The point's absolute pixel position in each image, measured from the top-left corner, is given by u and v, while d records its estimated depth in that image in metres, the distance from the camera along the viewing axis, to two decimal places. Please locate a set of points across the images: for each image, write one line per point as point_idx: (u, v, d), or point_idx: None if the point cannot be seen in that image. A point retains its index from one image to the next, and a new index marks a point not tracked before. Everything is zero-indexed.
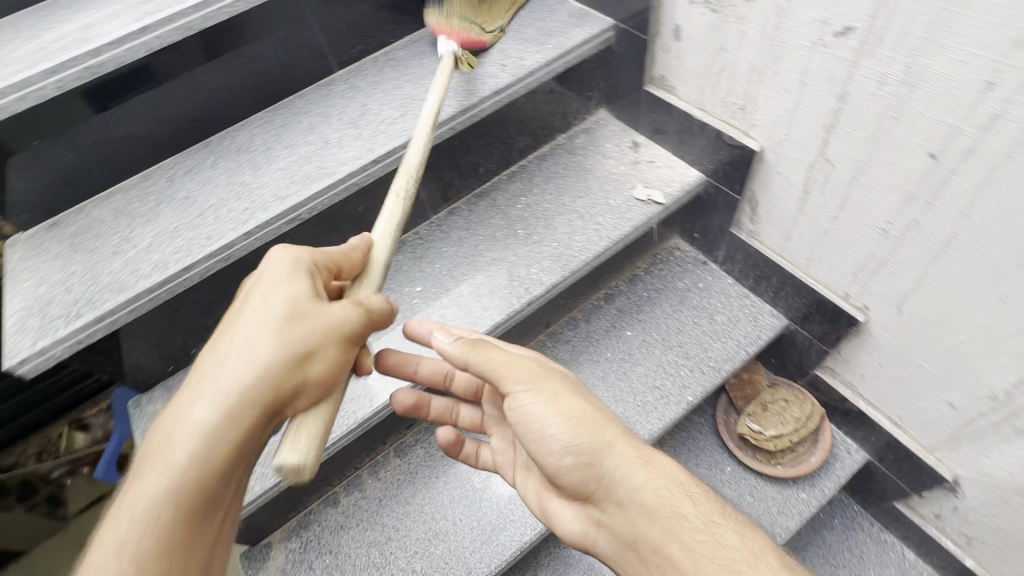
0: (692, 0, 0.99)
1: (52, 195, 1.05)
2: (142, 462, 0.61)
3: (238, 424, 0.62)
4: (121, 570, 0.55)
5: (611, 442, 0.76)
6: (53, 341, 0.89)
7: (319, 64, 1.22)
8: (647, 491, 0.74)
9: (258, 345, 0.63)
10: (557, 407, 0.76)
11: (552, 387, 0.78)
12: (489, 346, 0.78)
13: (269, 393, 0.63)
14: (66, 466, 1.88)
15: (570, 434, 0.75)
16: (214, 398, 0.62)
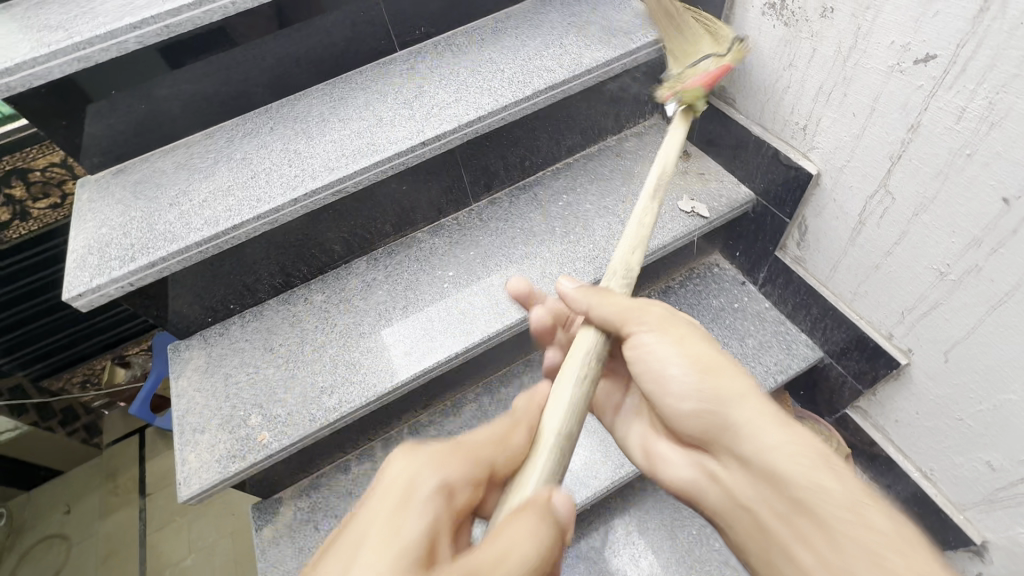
0: (765, 12, 0.95)
1: (122, 143, 1.13)
2: None
3: None
4: None
5: (738, 395, 0.65)
6: (108, 281, 0.94)
7: (381, 42, 1.24)
8: (777, 450, 0.61)
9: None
10: (682, 349, 0.69)
11: (676, 332, 0.71)
12: (630, 313, 0.72)
13: None
14: (105, 399, 2.22)
15: (693, 379, 0.67)
16: None
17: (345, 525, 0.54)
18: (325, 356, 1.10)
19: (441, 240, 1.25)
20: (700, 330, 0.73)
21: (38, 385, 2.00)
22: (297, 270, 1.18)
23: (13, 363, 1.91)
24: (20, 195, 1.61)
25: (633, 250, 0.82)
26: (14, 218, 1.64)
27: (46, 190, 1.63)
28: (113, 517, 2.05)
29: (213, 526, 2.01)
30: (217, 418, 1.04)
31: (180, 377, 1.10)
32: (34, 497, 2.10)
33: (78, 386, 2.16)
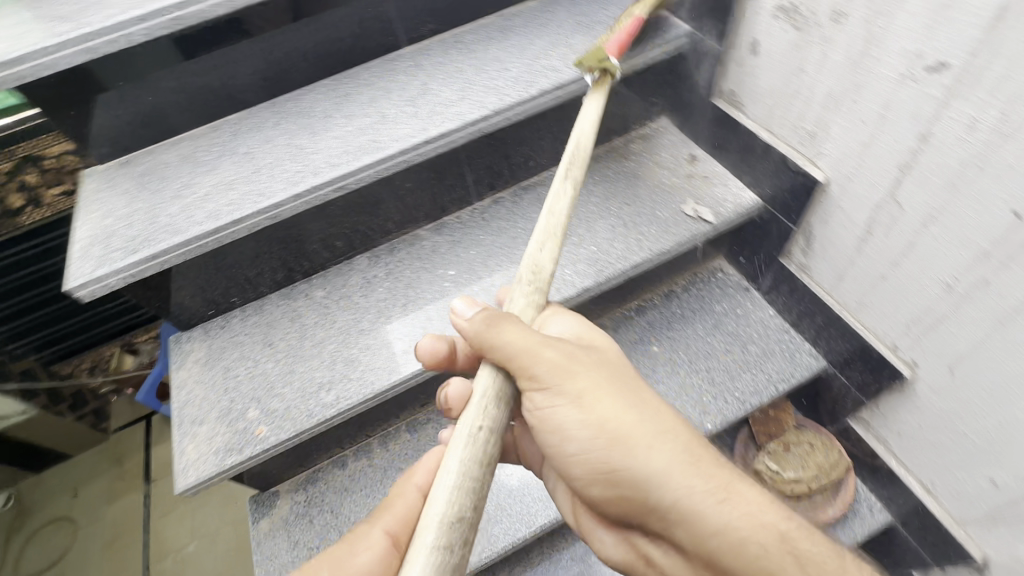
0: (776, 15, 0.93)
1: (129, 134, 1.14)
2: None
3: None
4: None
5: (666, 463, 0.67)
6: (110, 272, 0.95)
7: (388, 38, 1.24)
8: (702, 509, 0.66)
9: None
10: (584, 413, 0.68)
11: (578, 386, 0.68)
12: (546, 379, 0.68)
13: None
14: (113, 384, 2.22)
15: (593, 445, 0.68)
16: None
17: None
18: (324, 352, 1.10)
19: (443, 238, 1.24)
20: (633, 382, 0.72)
21: (48, 369, 2.04)
22: (298, 265, 1.19)
23: (26, 347, 1.94)
24: (34, 181, 1.62)
25: (547, 242, 0.81)
26: (28, 204, 1.65)
27: (59, 177, 1.65)
28: (119, 503, 2.07)
29: (213, 516, 2.02)
30: (216, 411, 1.04)
31: (180, 368, 1.11)
32: (42, 482, 2.12)
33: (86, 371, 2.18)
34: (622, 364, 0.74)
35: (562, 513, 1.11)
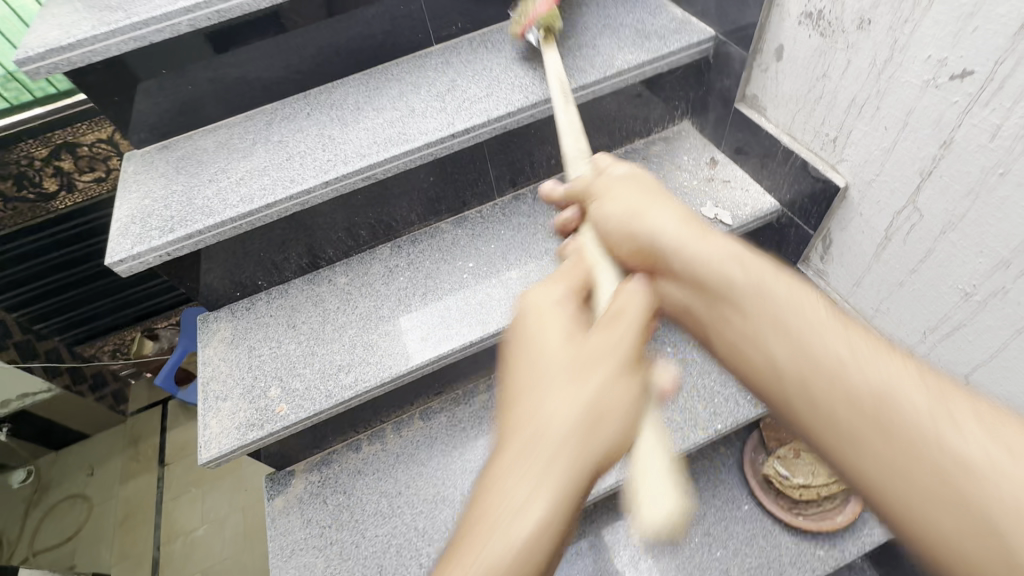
0: (801, 21, 0.94)
1: (168, 121, 1.19)
2: (607, 426, 0.52)
3: (619, 384, 0.53)
4: (617, 371, 0.54)
5: (670, 224, 0.66)
6: (148, 249, 0.99)
7: (419, 35, 1.27)
8: (704, 265, 0.61)
9: (547, 333, 0.59)
10: (616, 202, 0.73)
11: (618, 191, 0.74)
12: (601, 184, 0.78)
13: (600, 362, 0.54)
14: (133, 368, 2.34)
15: (622, 228, 0.70)
16: (569, 370, 0.55)
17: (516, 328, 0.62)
18: (345, 335, 1.13)
19: (463, 231, 1.27)
20: (650, 183, 0.75)
21: (71, 350, 2.15)
22: (323, 252, 1.22)
23: (50, 328, 2.05)
24: (69, 167, 1.73)
25: (580, 149, 0.93)
26: (61, 189, 1.76)
27: (92, 164, 1.76)
28: (135, 481, 2.15)
29: (226, 500, 2.07)
30: (239, 388, 1.08)
31: (207, 346, 1.15)
32: (62, 457, 2.21)
33: (108, 354, 2.31)
34: (648, 176, 0.77)
35: None
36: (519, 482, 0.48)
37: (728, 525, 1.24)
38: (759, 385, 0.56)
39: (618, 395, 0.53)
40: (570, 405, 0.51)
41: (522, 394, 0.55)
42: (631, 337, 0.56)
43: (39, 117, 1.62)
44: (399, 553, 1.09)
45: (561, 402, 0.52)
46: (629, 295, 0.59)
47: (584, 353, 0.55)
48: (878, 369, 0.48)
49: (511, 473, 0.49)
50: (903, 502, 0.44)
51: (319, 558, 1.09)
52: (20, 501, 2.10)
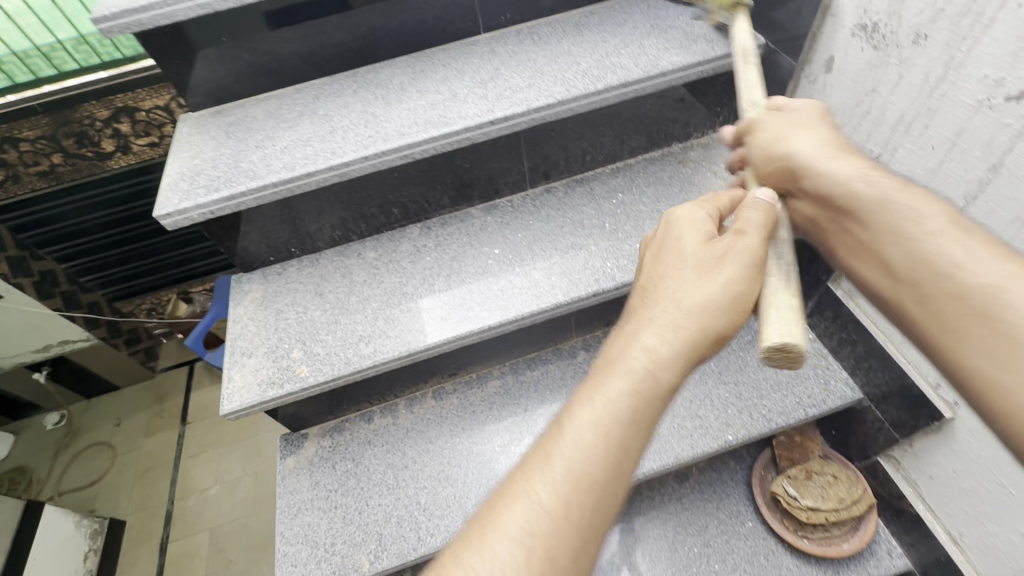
0: (855, 33, 0.92)
1: (224, 87, 1.25)
2: (725, 308, 0.67)
3: (740, 284, 0.68)
4: (744, 276, 0.68)
5: (814, 149, 0.77)
6: (193, 205, 1.04)
7: (468, 24, 1.30)
8: (834, 182, 0.74)
9: (687, 246, 0.72)
10: (772, 135, 0.82)
11: (777, 124, 0.83)
12: (761, 117, 0.86)
13: (728, 270, 0.68)
14: (165, 327, 2.48)
15: (771, 160, 0.81)
16: (702, 275, 0.69)
17: (656, 246, 0.75)
18: (368, 308, 1.16)
19: (492, 218, 1.29)
20: (811, 112, 0.82)
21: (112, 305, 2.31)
22: (355, 227, 1.26)
23: (95, 281, 2.22)
24: (126, 130, 1.82)
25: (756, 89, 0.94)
26: (117, 150, 1.86)
27: (147, 129, 1.85)
28: (159, 435, 2.26)
29: (239, 463, 2.15)
30: (264, 347, 1.13)
31: (238, 305, 1.20)
32: (97, 404, 2.36)
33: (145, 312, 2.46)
34: (818, 108, 0.84)
35: None
36: (651, 334, 0.66)
37: (729, 540, 1.23)
38: (885, 286, 0.70)
39: (743, 290, 0.68)
40: (705, 291, 0.67)
41: (659, 278, 0.72)
42: (749, 252, 0.69)
43: (104, 81, 1.70)
44: (399, 523, 1.11)
45: (692, 292, 0.68)
46: (750, 214, 0.71)
47: (716, 260, 0.69)
48: (995, 272, 0.60)
49: (645, 330, 0.67)
50: (994, 373, 0.56)
51: (323, 519, 1.13)
52: (52, 444, 2.26)
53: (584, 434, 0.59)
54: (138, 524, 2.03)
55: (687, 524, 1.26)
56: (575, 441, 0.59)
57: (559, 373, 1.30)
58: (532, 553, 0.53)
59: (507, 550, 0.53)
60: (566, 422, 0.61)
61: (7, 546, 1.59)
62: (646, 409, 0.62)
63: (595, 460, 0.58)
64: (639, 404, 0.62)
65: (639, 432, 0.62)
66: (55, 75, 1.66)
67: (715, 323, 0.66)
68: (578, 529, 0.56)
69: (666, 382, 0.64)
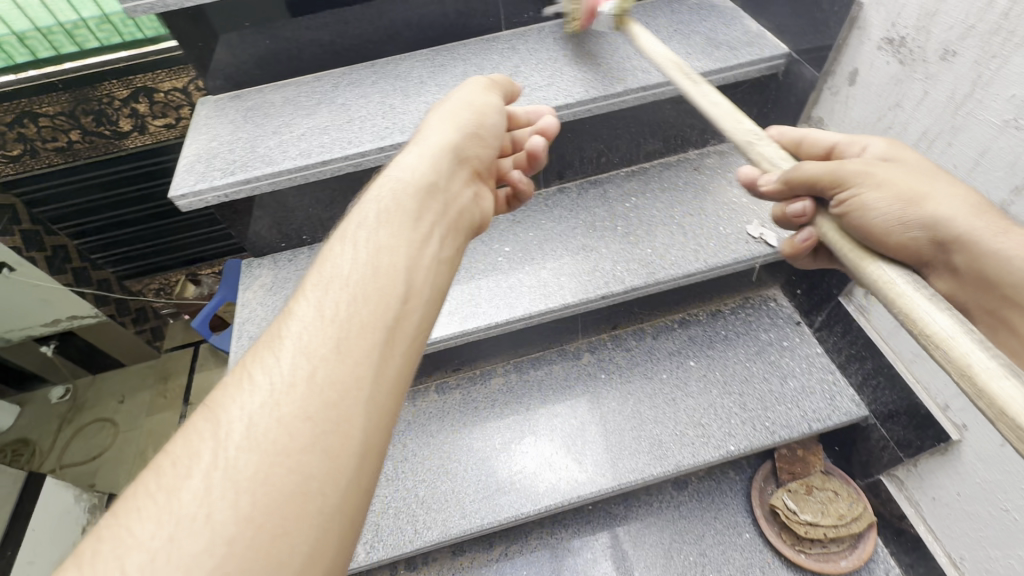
0: (882, 46, 0.91)
1: (244, 72, 1.26)
2: (461, 132, 0.78)
3: (471, 123, 0.80)
4: (473, 115, 0.81)
5: (965, 213, 0.64)
6: (208, 188, 1.04)
7: (490, 20, 1.29)
8: (1008, 268, 0.62)
9: (432, 113, 0.83)
10: (893, 190, 0.63)
11: (884, 177, 0.65)
12: (858, 165, 0.66)
13: (464, 114, 0.81)
14: (173, 307, 2.54)
15: (907, 219, 0.62)
16: (444, 119, 0.79)
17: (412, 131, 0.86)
18: None
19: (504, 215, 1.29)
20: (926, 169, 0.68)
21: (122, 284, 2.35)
22: None
23: (105, 260, 2.25)
24: (144, 111, 1.84)
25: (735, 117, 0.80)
26: (134, 130, 1.88)
27: (164, 110, 1.86)
28: (160, 414, 2.28)
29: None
30: None
31: (247, 289, 1.21)
32: (103, 382, 2.40)
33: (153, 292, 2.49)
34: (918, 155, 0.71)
35: (567, 500, 1.10)
36: (405, 161, 0.72)
37: (726, 550, 1.22)
38: None
39: (475, 125, 0.80)
40: (442, 127, 0.78)
41: (422, 125, 0.81)
42: (483, 91, 0.88)
43: (126, 60, 1.71)
44: (395, 515, 1.11)
45: (438, 127, 0.78)
46: (502, 85, 0.93)
47: (455, 111, 0.81)
48: None
49: (400, 162, 0.72)
50: None
51: None
52: (56, 418, 2.28)
53: (342, 259, 0.58)
54: None
55: (683, 532, 1.26)
56: (335, 264, 0.57)
57: (563, 374, 1.29)
58: (287, 380, 0.47)
59: (253, 394, 0.46)
60: (326, 252, 0.59)
61: (7, 516, 1.61)
62: (408, 209, 0.65)
63: (350, 271, 0.56)
64: (395, 210, 0.64)
65: (410, 236, 0.62)
66: (77, 52, 1.66)
67: (461, 143, 0.77)
68: (345, 344, 0.50)
69: (419, 187, 0.68)
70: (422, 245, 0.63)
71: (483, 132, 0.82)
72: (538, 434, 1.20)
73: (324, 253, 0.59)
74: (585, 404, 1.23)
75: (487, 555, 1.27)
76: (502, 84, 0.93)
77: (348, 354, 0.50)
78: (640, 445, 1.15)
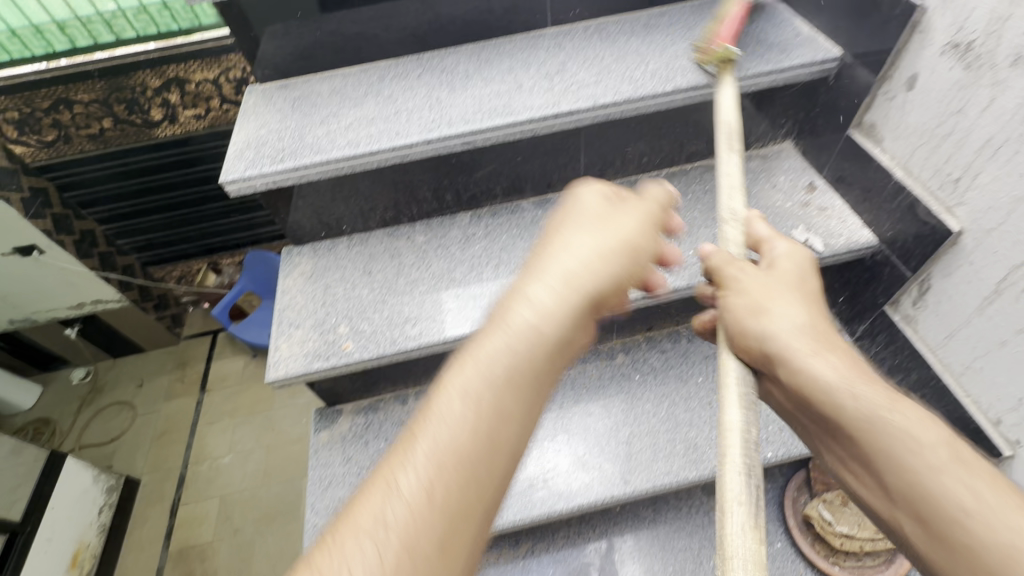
0: (945, 52, 0.90)
1: (291, 62, 1.27)
2: (611, 256, 0.71)
3: (627, 250, 0.73)
4: (632, 239, 0.74)
5: (789, 333, 0.73)
6: (258, 174, 1.06)
7: (536, 16, 1.29)
8: (818, 387, 0.70)
9: (578, 221, 0.75)
10: (740, 293, 0.78)
11: (747, 284, 0.79)
12: (739, 273, 0.80)
13: (614, 233, 0.73)
14: (194, 296, 2.56)
15: (739, 322, 0.76)
16: (595, 239, 0.72)
17: (548, 223, 0.78)
18: (416, 291, 1.17)
19: (544, 212, 1.29)
20: (791, 283, 0.79)
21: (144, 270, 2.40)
22: (407, 210, 1.27)
23: (130, 245, 2.30)
24: (175, 101, 1.86)
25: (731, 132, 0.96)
26: (165, 119, 1.90)
27: (195, 101, 1.88)
28: (180, 399, 2.31)
29: (252, 435, 2.18)
30: (312, 320, 1.14)
31: (288, 277, 1.22)
32: (118, 365, 2.42)
33: (174, 279, 2.53)
34: (797, 270, 0.80)
35: (602, 500, 1.10)
36: (538, 290, 0.67)
37: None
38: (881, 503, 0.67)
39: (630, 250, 0.73)
40: (590, 250, 0.71)
41: (565, 230, 0.74)
42: (643, 214, 0.77)
43: (154, 52, 1.72)
44: None
45: (590, 249, 0.71)
46: (655, 191, 0.81)
47: (605, 225, 0.74)
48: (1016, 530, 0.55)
49: (535, 288, 0.67)
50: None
51: None
52: (77, 398, 2.33)
53: (455, 418, 0.56)
54: (153, 484, 2.09)
55: (713, 538, 1.25)
56: (442, 419, 0.56)
57: (595, 374, 1.28)
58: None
59: None
60: (439, 400, 0.58)
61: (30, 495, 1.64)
62: (533, 366, 0.62)
63: (463, 437, 0.55)
64: (525, 367, 0.61)
65: (529, 404, 0.61)
66: (113, 41, 1.69)
67: (613, 278, 0.70)
68: (447, 532, 0.51)
69: (553, 337, 0.64)
70: (534, 411, 0.62)
71: (638, 254, 0.74)
72: (571, 432, 1.19)
73: (435, 393, 0.59)
74: (618, 404, 1.22)
75: (513, 552, 1.27)
76: (660, 197, 0.81)
77: (448, 550, 0.51)
78: (674, 449, 1.14)
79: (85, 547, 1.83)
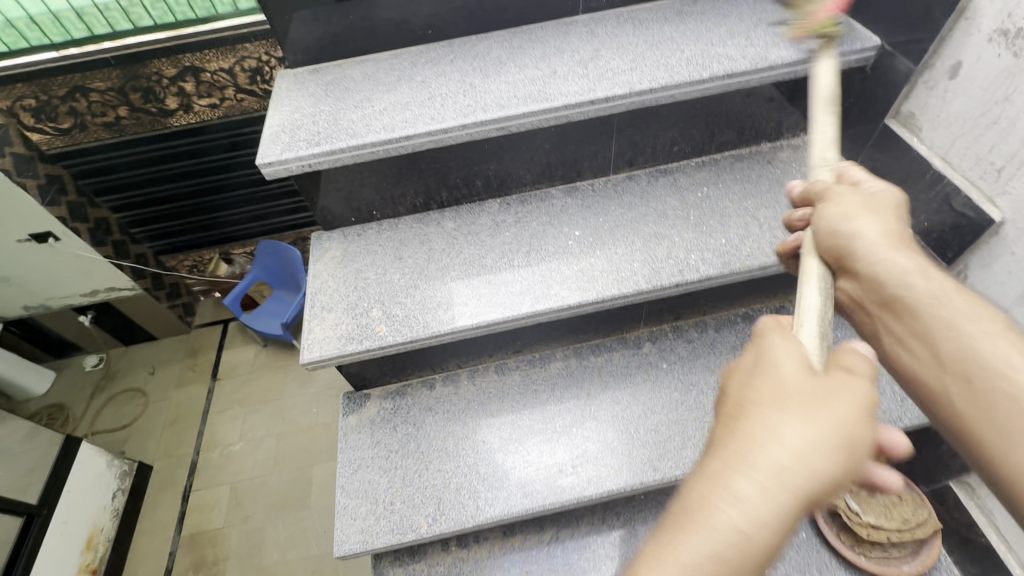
0: (992, 38, 0.88)
1: (324, 46, 1.27)
2: (837, 454, 0.52)
3: (854, 445, 0.52)
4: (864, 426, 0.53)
5: (877, 237, 0.71)
6: (293, 157, 1.06)
7: (569, 3, 1.29)
8: (892, 273, 0.69)
9: (788, 389, 0.56)
10: (836, 204, 0.76)
11: (846, 197, 0.76)
12: (836, 186, 0.78)
13: (838, 416, 0.53)
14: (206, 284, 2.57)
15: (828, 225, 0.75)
16: (814, 422, 0.53)
17: (746, 372, 0.60)
18: (448, 276, 1.17)
19: (573, 200, 1.29)
20: (886, 200, 0.76)
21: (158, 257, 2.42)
22: (437, 196, 1.28)
23: (144, 233, 2.31)
24: (190, 90, 1.86)
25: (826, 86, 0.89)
26: (180, 108, 1.91)
27: (210, 90, 1.88)
28: (190, 387, 2.33)
29: (266, 422, 2.20)
30: (342, 304, 1.15)
31: (319, 261, 1.23)
32: (131, 351, 2.45)
33: (187, 268, 2.55)
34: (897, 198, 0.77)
35: (631, 486, 1.10)
36: (744, 481, 0.52)
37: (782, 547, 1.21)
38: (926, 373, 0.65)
39: (858, 446, 0.52)
40: (808, 440, 0.52)
41: (770, 401, 0.56)
42: (867, 384, 0.55)
43: (166, 42, 1.71)
44: (458, 490, 1.13)
45: (807, 436, 0.52)
46: (855, 360, 0.58)
47: (822, 398, 0.54)
48: None
49: (740, 476, 0.52)
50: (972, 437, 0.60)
51: (383, 477, 1.15)
52: (91, 383, 2.36)
53: None
54: (164, 471, 2.11)
55: None
56: None
57: (622, 362, 1.29)
58: None
59: None
60: None
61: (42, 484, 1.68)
62: None
63: None
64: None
65: None
66: (129, 29, 1.67)
67: (831, 480, 0.52)
68: None
69: (759, 550, 0.50)
70: None
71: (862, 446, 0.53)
72: (600, 419, 1.20)
73: None
74: (645, 392, 1.23)
75: (539, 537, 1.28)
76: (869, 372, 0.57)
77: None
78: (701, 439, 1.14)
79: (98, 532, 1.85)
